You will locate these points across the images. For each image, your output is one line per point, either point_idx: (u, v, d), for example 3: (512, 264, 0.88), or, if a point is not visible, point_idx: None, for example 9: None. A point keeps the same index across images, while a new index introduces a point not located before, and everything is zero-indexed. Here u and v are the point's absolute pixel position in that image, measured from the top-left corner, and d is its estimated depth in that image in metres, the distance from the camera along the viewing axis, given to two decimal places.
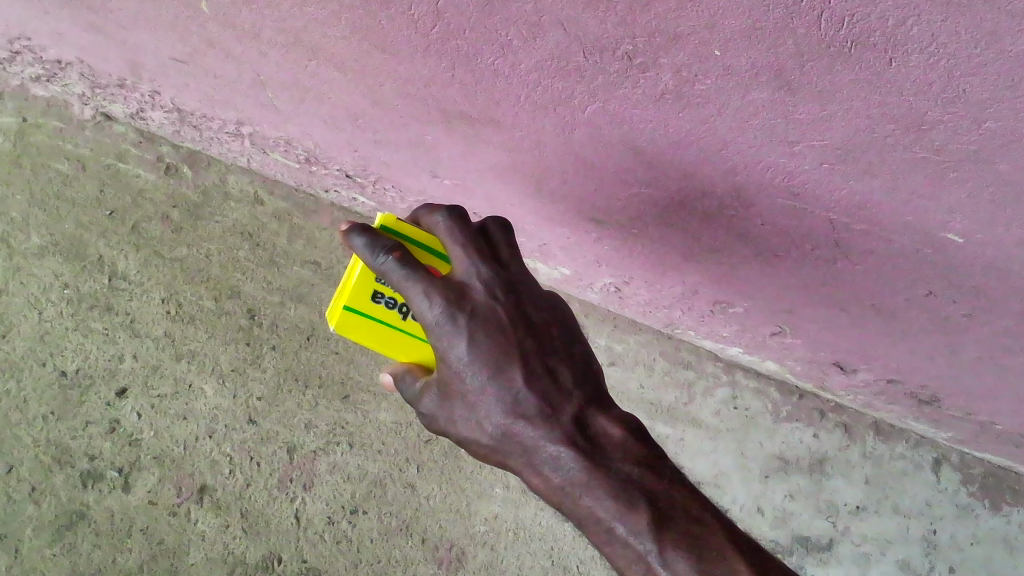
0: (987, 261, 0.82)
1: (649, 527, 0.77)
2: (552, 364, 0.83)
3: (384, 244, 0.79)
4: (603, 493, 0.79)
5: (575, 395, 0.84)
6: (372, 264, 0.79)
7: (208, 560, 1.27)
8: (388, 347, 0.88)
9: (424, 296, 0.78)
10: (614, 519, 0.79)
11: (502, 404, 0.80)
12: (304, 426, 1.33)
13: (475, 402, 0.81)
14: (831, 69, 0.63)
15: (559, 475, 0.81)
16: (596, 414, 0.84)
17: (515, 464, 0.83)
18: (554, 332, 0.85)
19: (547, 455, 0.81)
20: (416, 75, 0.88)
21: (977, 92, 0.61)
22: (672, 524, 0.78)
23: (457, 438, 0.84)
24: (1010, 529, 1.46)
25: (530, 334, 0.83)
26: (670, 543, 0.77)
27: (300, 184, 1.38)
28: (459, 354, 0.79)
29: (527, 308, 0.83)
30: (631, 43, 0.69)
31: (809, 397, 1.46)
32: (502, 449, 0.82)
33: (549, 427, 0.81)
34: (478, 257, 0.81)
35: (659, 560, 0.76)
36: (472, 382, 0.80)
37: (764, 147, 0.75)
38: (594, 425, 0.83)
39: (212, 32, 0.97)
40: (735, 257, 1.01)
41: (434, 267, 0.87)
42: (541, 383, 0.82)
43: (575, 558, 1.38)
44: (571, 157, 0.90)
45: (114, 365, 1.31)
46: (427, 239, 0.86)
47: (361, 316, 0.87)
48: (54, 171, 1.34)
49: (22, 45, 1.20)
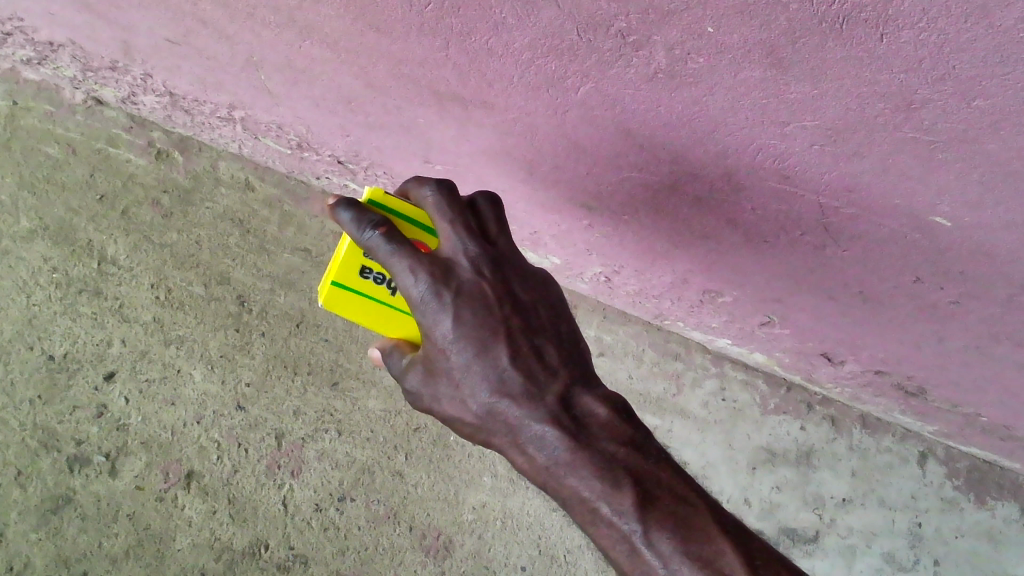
0: (976, 246, 0.83)
1: (633, 508, 0.78)
2: (538, 343, 0.84)
3: (371, 218, 0.79)
4: (588, 473, 0.80)
5: (561, 374, 0.84)
6: (359, 240, 0.79)
7: (195, 546, 1.26)
8: (376, 322, 0.89)
9: (410, 272, 0.78)
10: (598, 499, 0.79)
11: (486, 383, 0.81)
12: (292, 412, 1.33)
13: (460, 380, 0.81)
14: (822, 46, 0.64)
15: (543, 455, 0.82)
16: (582, 393, 0.84)
17: (500, 443, 0.84)
18: (541, 312, 0.85)
19: (531, 434, 0.82)
20: (410, 55, 0.88)
21: (966, 69, 0.61)
22: (658, 504, 0.78)
23: (442, 417, 0.85)
24: (995, 522, 1.47)
25: (517, 312, 0.83)
26: (654, 524, 0.77)
27: (292, 171, 1.38)
28: (444, 331, 0.79)
29: (513, 286, 0.84)
30: (625, 21, 0.69)
31: (797, 389, 1.47)
32: (487, 428, 0.83)
33: (534, 406, 0.81)
34: (466, 233, 0.81)
35: (644, 541, 0.77)
36: (457, 360, 0.80)
37: (755, 128, 0.76)
38: (580, 404, 0.83)
39: (206, 11, 0.96)
40: (725, 244, 1.01)
41: (421, 242, 0.86)
42: (528, 360, 0.82)
43: (564, 548, 1.38)
44: (565, 140, 0.90)
45: (103, 350, 1.30)
46: (415, 213, 0.85)
47: (350, 291, 0.87)
48: (44, 154, 1.33)
49: (13, 26, 1.20)
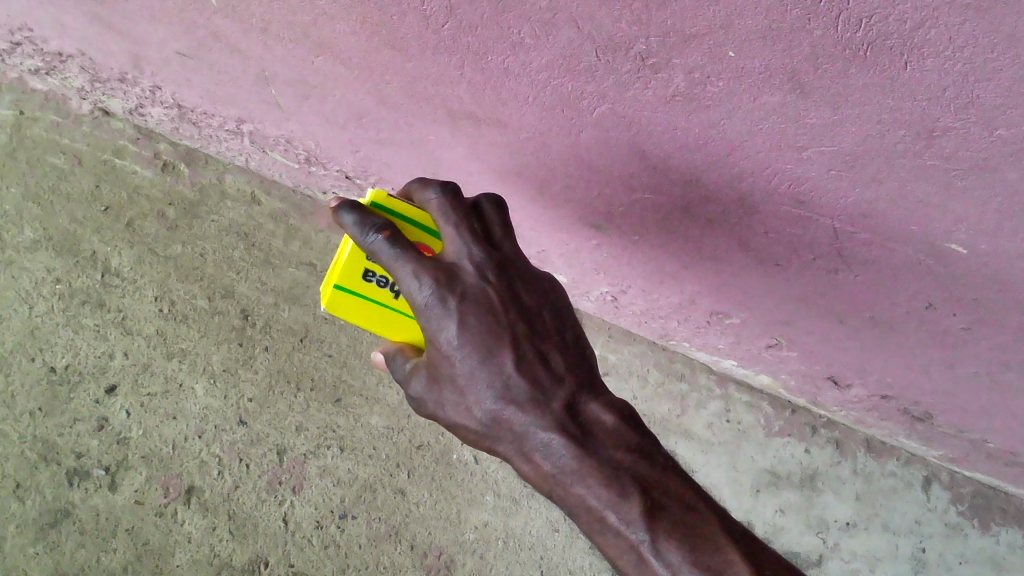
0: (990, 272, 0.82)
1: (642, 517, 0.77)
2: (544, 349, 0.83)
3: (374, 222, 0.78)
4: (595, 482, 0.79)
5: (567, 381, 0.83)
6: (362, 243, 0.79)
7: (193, 562, 1.24)
8: (381, 326, 0.89)
9: (415, 277, 0.78)
10: (606, 509, 0.78)
11: (492, 390, 0.80)
12: (294, 428, 1.31)
13: (466, 387, 0.81)
14: (845, 73, 0.64)
15: (550, 463, 0.81)
16: (589, 400, 0.83)
17: (506, 451, 0.83)
18: (547, 318, 0.85)
19: (538, 442, 0.81)
20: (424, 73, 0.88)
21: (990, 98, 0.61)
22: (666, 515, 0.77)
23: (447, 424, 0.85)
24: (998, 549, 1.45)
25: (522, 318, 0.82)
26: (663, 534, 0.76)
27: (299, 185, 1.37)
28: (449, 336, 0.79)
29: (519, 292, 0.83)
30: (645, 43, 0.69)
31: (801, 412, 1.46)
32: (492, 435, 0.82)
33: (540, 414, 0.81)
34: (471, 238, 0.80)
35: (652, 551, 0.76)
36: (462, 366, 0.80)
37: (773, 152, 0.76)
38: (587, 411, 0.83)
39: (219, 25, 0.97)
40: (736, 266, 1.01)
41: (426, 245, 0.86)
42: (533, 367, 0.81)
43: (564, 568, 1.35)
44: (576, 160, 0.90)
45: (104, 362, 1.29)
46: (418, 215, 0.84)
47: (353, 295, 0.87)
48: (50, 165, 1.33)
49: (24, 36, 1.20)
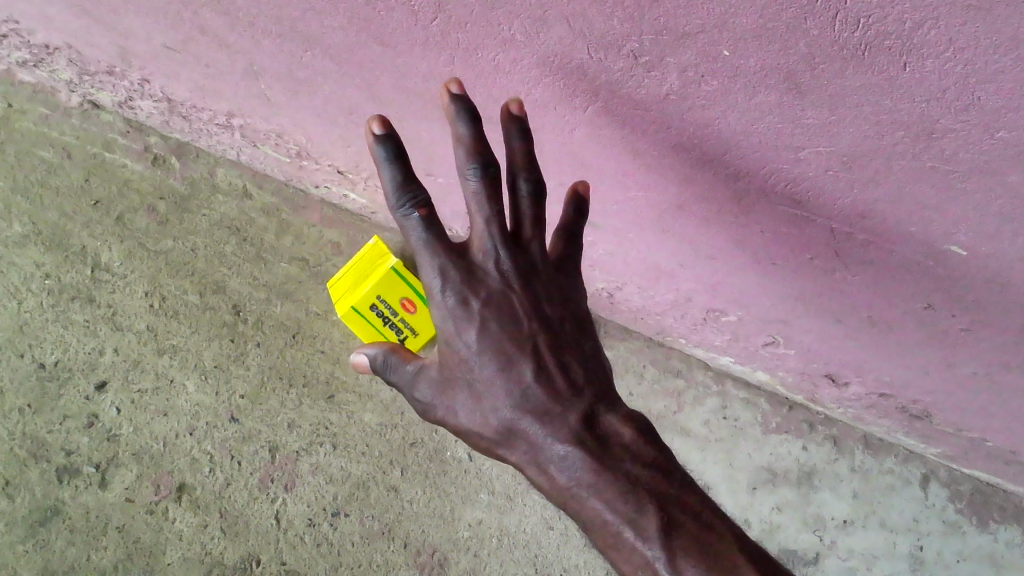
0: (990, 273, 0.80)
1: (659, 535, 0.74)
2: (564, 360, 0.81)
3: (414, 195, 0.74)
4: (603, 488, 0.77)
5: (586, 394, 0.81)
6: (393, 210, 0.75)
7: (185, 560, 1.25)
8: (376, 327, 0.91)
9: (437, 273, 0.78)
10: (622, 524, 0.76)
11: (510, 396, 0.80)
12: (286, 425, 1.30)
13: (482, 392, 0.81)
14: (842, 73, 0.62)
15: (556, 467, 0.79)
16: (606, 413, 0.81)
17: (517, 459, 0.83)
18: (567, 326, 0.82)
19: (554, 454, 0.79)
20: (414, 69, 0.86)
21: (991, 100, 0.59)
22: (683, 532, 0.74)
23: (457, 429, 0.85)
24: (996, 546, 1.43)
25: (543, 326, 0.80)
26: (680, 552, 0.73)
27: (291, 179, 1.33)
28: (468, 341, 0.79)
29: (541, 300, 0.80)
30: (637, 42, 0.68)
31: (799, 409, 1.44)
32: (504, 442, 0.82)
33: (546, 417, 0.79)
34: (500, 239, 0.77)
35: (670, 570, 0.73)
36: (481, 372, 0.80)
37: (768, 152, 0.74)
38: (600, 419, 0.80)
39: (205, 18, 0.94)
40: (731, 263, 0.99)
41: None
42: (552, 377, 0.80)
43: (558, 567, 1.33)
44: (571, 157, 0.89)
45: (94, 359, 1.28)
46: None
47: None
48: (38, 158, 1.32)
49: (10, 27, 1.17)
